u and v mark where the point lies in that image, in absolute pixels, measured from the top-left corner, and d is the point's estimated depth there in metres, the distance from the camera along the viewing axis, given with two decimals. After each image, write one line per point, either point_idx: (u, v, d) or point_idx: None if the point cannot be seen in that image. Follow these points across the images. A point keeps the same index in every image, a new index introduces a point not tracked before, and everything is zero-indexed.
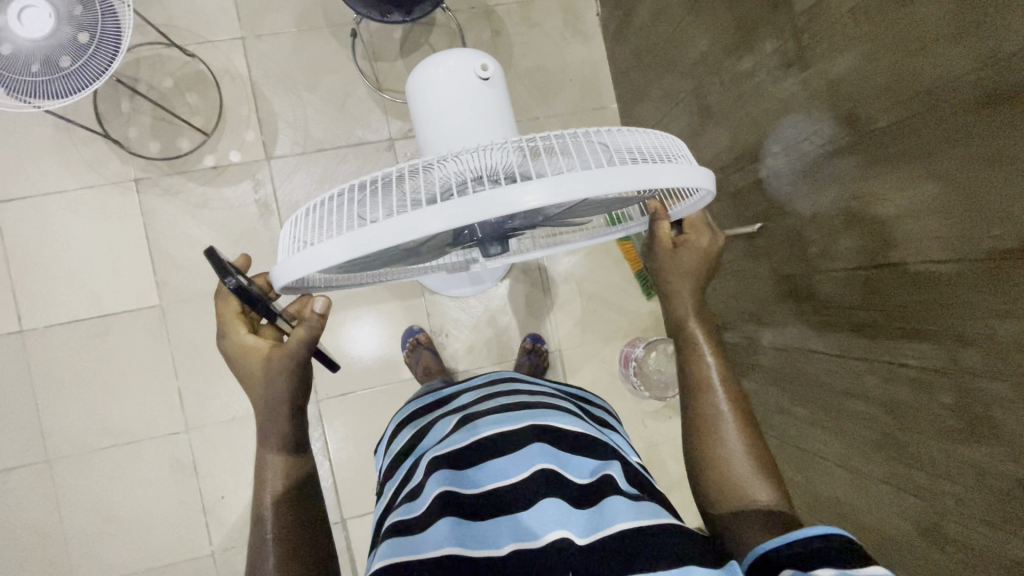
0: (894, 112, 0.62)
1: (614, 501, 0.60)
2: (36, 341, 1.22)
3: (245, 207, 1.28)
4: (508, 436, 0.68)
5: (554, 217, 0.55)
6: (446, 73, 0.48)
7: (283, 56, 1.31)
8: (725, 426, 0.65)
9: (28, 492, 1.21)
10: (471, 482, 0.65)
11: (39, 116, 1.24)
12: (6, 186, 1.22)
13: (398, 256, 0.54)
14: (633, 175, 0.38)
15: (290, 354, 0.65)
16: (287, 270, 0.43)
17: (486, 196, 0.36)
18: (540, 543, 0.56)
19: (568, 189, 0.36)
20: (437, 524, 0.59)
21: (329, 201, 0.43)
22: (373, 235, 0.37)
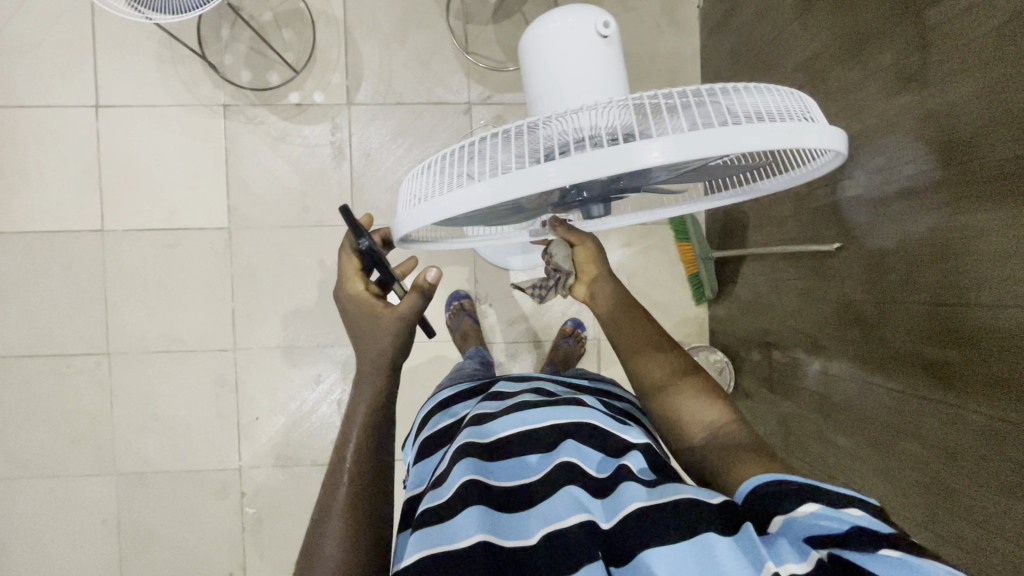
0: (1017, 145, 0.57)
1: (629, 486, 0.59)
2: (114, 242, 1.30)
3: (320, 147, 1.32)
4: (535, 430, 0.69)
5: (662, 181, 0.54)
6: (572, 23, 0.48)
7: (379, 5, 1.32)
8: (670, 380, 0.71)
9: (87, 379, 1.31)
10: (503, 471, 0.66)
11: (147, 31, 1.30)
12: (108, 92, 1.29)
13: (498, 210, 0.55)
14: (762, 135, 0.37)
15: (399, 315, 0.66)
16: (412, 219, 0.46)
17: (608, 154, 0.37)
18: (566, 524, 0.57)
19: (693, 146, 0.36)
20: (464, 513, 0.59)
21: (452, 153, 0.45)
22: (501, 186, 0.39)
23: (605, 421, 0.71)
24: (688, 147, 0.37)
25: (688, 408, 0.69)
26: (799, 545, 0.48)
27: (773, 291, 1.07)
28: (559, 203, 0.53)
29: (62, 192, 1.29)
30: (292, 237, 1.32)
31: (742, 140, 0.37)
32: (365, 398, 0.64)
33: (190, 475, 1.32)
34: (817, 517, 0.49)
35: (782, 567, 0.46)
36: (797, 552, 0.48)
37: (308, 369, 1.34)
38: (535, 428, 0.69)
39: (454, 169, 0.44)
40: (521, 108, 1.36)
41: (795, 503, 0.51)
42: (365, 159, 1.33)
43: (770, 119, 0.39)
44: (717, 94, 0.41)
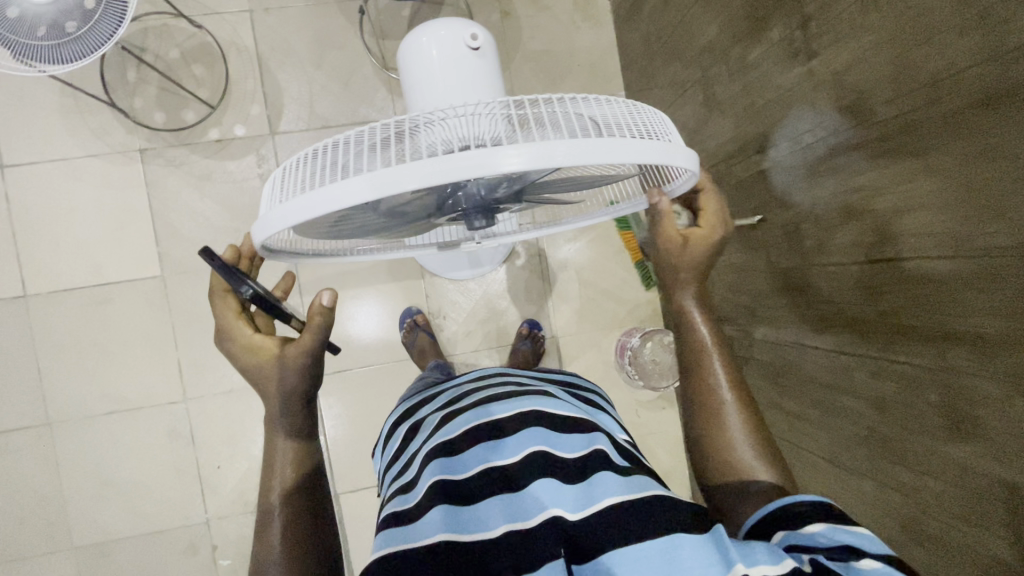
0: (895, 105, 0.61)
1: (602, 477, 0.59)
2: (40, 306, 1.24)
3: (248, 181, 1.29)
4: (491, 423, 0.68)
5: (544, 190, 0.53)
6: (439, 59, 0.48)
7: (291, 31, 1.30)
8: (725, 414, 0.62)
9: (28, 453, 1.24)
10: (461, 464, 0.64)
11: (45, 82, 1.24)
12: (12, 151, 1.23)
13: (383, 225, 0.52)
14: (619, 146, 0.38)
15: (302, 346, 0.63)
16: (266, 225, 0.42)
17: (465, 160, 0.35)
18: (531, 523, 0.55)
19: (550, 155, 0.36)
20: (430, 512, 0.58)
21: (311, 159, 0.42)
22: (355, 193, 0.37)
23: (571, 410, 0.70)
24: (542, 159, 0.36)
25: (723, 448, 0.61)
26: (777, 551, 0.47)
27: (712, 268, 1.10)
28: (437, 215, 0.51)
29: None
30: None
31: (599, 154, 0.37)
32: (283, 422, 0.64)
33: (155, 537, 1.27)
34: (813, 534, 0.48)
35: (754, 568, 0.45)
36: (773, 555, 0.46)
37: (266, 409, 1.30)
38: (491, 420, 0.69)
39: (310, 175, 0.41)
40: None
41: (796, 521, 0.50)
42: None
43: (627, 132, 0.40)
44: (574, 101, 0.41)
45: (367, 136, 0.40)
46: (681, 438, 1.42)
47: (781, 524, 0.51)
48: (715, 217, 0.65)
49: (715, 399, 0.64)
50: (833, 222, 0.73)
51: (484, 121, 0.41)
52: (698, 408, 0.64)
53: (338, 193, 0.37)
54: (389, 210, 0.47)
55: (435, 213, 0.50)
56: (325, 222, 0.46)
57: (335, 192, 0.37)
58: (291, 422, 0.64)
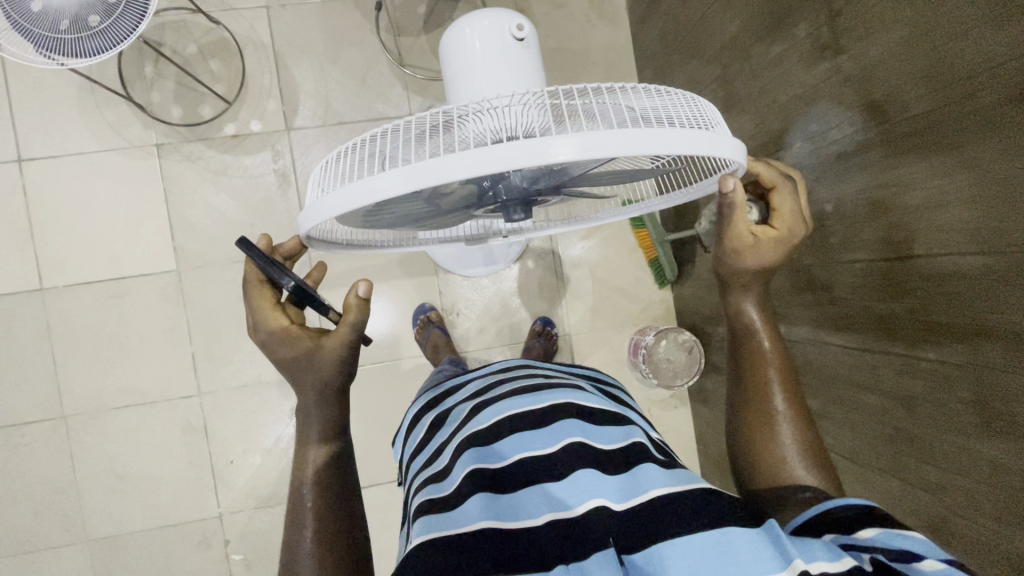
0: (928, 100, 0.60)
1: (646, 470, 0.59)
2: (56, 299, 1.24)
3: (264, 176, 1.29)
4: (523, 414, 0.68)
5: (581, 183, 0.53)
6: (482, 50, 0.48)
7: (307, 26, 1.30)
8: (773, 417, 0.62)
9: (44, 446, 1.24)
10: (496, 455, 0.64)
11: (64, 76, 1.24)
12: (30, 145, 1.23)
13: (420, 216, 0.52)
14: (670, 139, 0.38)
15: (341, 341, 0.64)
16: (313, 214, 0.42)
17: (517, 148, 0.35)
18: (576, 512, 0.56)
19: (601, 144, 0.36)
20: (468, 502, 0.58)
21: (356, 149, 0.42)
22: (408, 181, 0.36)
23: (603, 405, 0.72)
24: (593, 149, 0.36)
25: (758, 449, 0.61)
26: (834, 550, 0.45)
27: None
28: (474, 207, 0.51)
29: None
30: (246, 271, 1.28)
31: (649, 145, 0.37)
32: (316, 415, 0.65)
33: (168, 530, 1.27)
34: (865, 537, 0.46)
35: (812, 564, 0.44)
36: (830, 553, 0.45)
37: (280, 404, 1.30)
38: (521, 412, 0.69)
39: (356, 166, 0.41)
40: None
41: (849, 525, 0.48)
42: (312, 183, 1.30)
43: (675, 123, 0.40)
44: (621, 93, 0.41)
45: (413, 125, 0.40)
46: (693, 437, 1.42)
47: (832, 527, 0.49)
48: (792, 218, 0.64)
49: (765, 400, 0.63)
50: (860, 217, 0.72)
51: (525, 109, 0.40)
52: (744, 413, 0.64)
53: (390, 181, 0.37)
54: (428, 200, 0.47)
55: (473, 205, 0.50)
56: (364, 212, 0.46)
57: (385, 180, 0.37)
58: (325, 417, 0.64)
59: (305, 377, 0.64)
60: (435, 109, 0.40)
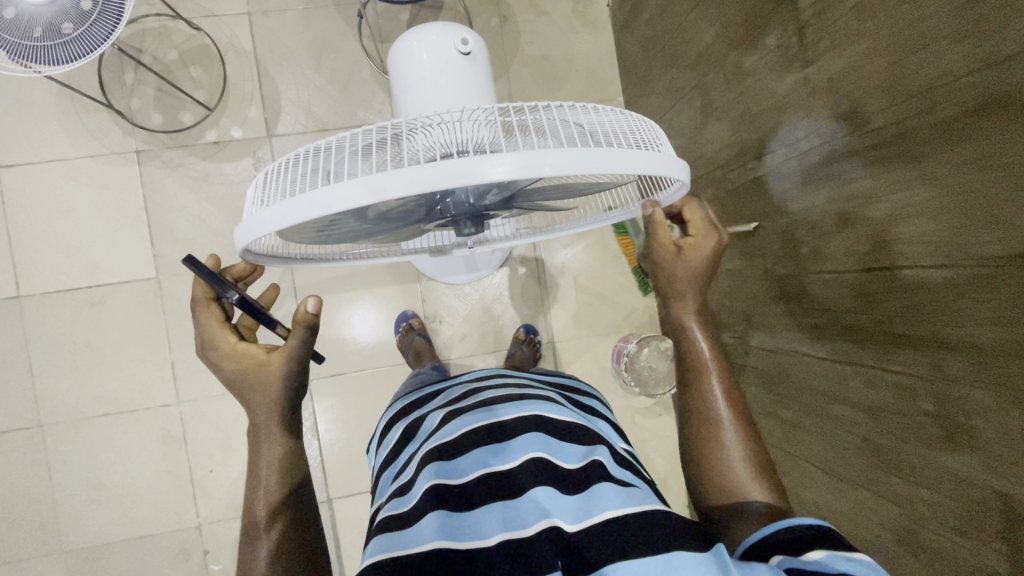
0: (890, 113, 0.60)
1: (601, 488, 0.59)
2: (34, 307, 1.23)
3: (244, 183, 1.29)
4: (487, 428, 0.68)
5: (536, 197, 0.53)
6: (430, 64, 0.48)
7: (289, 33, 1.30)
8: (723, 432, 0.62)
9: (20, 455, 1.23)
10: (455, 471, 0.64)
11: (43, 83, 1.24)
12: (9, 151, 1.23)
13: (373, 230, 0.51)
14: (610, 158, 0.38)
15: (289, 352, 0.63)
16: (251, 229, 0.41)
17: (452, 166, 0.35)
18: (528, 531, 0.55)
19: (538, 163, 0.36)
20: (424, 520, 0.58)
21: (297, 163, 0.41)
22: (344, 199, 0.36)
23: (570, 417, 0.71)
24: (532, 167, 0.36)
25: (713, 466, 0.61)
26: (776, 571, 0.46)
27: None
28: (426, 221, 0.50)
29: None
30: None
31: (589, 163, 0.37)
32: (274, 431, 0.64)
33: (146, 540, 1.26)
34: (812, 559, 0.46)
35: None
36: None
37: None
38: (485, 426, 0.69)
39: (294, 181, 0.40)
40: None
41: (798, 547, 0.48)
42: None
43: (618, 142, 0.40)
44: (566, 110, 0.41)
45: (353, 140, 0.40)
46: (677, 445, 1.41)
47: (779, 549, 0.49)
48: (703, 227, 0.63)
49: (708, 408, 0.63)
50: (829, 228, 0.72)
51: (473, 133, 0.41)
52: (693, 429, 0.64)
53: (328, 198, 0.36)
54: (376, 215, 0.47)
55: (424, 218, 0.49)
56: (310, 227, 0.45)
57: (320, 197, 0.36)
58: (280, 433, 0.64)
59: (254, 391, 0.63)
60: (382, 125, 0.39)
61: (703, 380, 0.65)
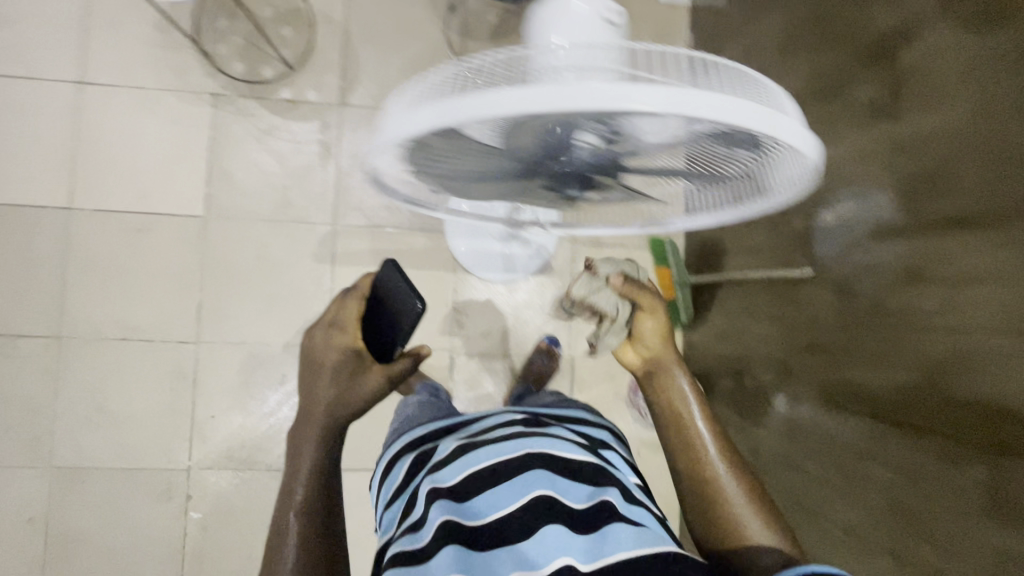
0: (978, 175, 0.63)
1: (615, 528, 0.59)
2: (80, 221, 1.25)
3: (307, 144, 1.31)
4: (498, 463, 0.67)
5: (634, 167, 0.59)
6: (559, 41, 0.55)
7: (381, 12, 1.35)
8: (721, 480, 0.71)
9: (33, 361, 1.23)
10: (471, 509, 0.64)
11: (142, 14, 1.29)
12: (95, 70, 1.27)
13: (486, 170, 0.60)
14: (734, 108, 0.45)
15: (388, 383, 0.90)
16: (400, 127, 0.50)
17: (601, 90, 0.43)
18: (544, 572, 0.55)
19: (669, 99, 0.43)
20: (438, 554, 0.60)
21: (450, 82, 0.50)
22: (496, 103, 0.44)
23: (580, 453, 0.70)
24: (677, 105, 0.44)
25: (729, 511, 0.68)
26: None
27: (743, 319, 1.11)
28: (537, 171, 0.58)
29: (31, 166, 1.25)
30: (271, 230, 1.30)
31: (710, 107, 0.44)
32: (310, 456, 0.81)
33: (133, 473, 1.24)
34: None
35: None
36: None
37: (273, 368, 1.29)
38: (501, 460, 0.68)
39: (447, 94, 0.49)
40: None
41: None
42: (353, 160, 1.33)
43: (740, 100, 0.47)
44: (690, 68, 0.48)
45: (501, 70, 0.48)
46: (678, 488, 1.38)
47: None
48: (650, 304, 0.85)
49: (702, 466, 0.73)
50: (889, 281, 0.73)
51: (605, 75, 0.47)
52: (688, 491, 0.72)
53: (481, 101, 0.44)
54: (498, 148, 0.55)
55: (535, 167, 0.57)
56: (441, 143, 0.53)
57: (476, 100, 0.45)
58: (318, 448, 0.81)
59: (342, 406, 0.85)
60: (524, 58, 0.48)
61: (692, 437, 0.75)
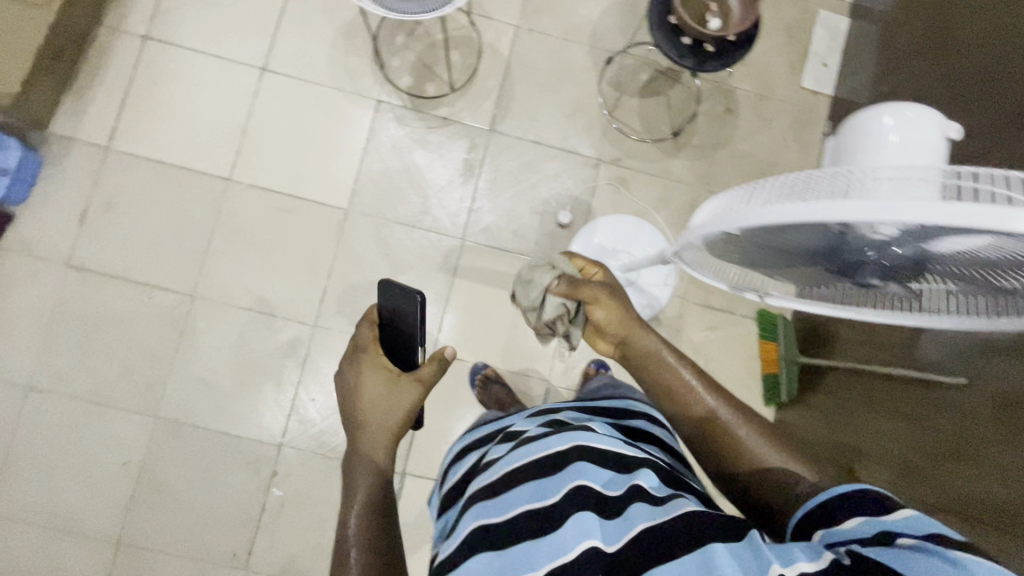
0: None
1: (636, 508, 0.58)
2: (235, 193, 1.33)
3: (454, 160, 1.39)
4: (527, 463, 0.65)
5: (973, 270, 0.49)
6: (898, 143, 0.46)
7: (543, 53, 1.43)
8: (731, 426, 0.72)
9: (164, 314, 1.29)
10: (502, 506, 0.62)
11: (331, 18, 1.39)
12: (278, 60, 1.37)
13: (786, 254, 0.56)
14: None
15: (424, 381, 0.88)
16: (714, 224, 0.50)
17: (981, 208, 0.37)
18: (570, 559, 0.55)
19: None
20: (474, 559, 0.58)
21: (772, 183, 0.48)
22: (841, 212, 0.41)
23: (609, 442, 0.67)
24: None
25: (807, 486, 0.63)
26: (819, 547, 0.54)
27: (861, 409, 1.14)
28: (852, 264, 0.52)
29: (203, 133, 1.34)
30: (404, 234, 1.36)
31: None
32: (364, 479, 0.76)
33: (230, 438, 1.28)
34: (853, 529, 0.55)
35: (792, 566, 0.50)
36: (810, 553, 0.52)
37: None
38: (531, 460, 0.65)
39: (770, 195, 0.47)
40: (645, 177, 1.43)
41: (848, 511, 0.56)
42: (491, 183, 1.39)
43: None
44: None
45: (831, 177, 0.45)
46: None
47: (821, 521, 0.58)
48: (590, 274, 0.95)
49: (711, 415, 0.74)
50: None
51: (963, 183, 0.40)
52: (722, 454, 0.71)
53: (818, 209, 0.42)
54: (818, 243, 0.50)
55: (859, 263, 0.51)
56: (747, 239, 0.52)
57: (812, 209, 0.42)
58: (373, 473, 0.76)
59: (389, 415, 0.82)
60: (841, 173, 0.45)
61: (689, 389, 0.77)
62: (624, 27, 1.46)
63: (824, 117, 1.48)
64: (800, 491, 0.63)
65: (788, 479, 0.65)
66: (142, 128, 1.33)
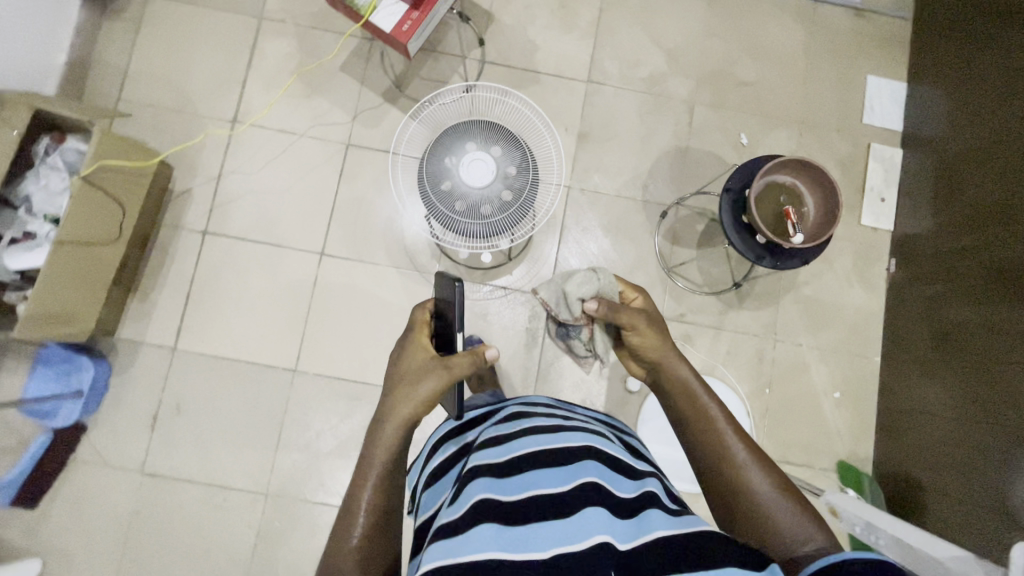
0: None
1: (651, 514, 0.62)
2: (302, 383, 1.33)
3: (516, 329, 1.38)
4: (545, 453, 0.69)
5: None
6: None
7: (598, 212, 1.44)
8: (747, 472, 0.70)
9: (238, 515, 1.28)
10: (514, 488, 0.64)
11: (385, 196, 1.40)
12: (336, 244, 1.38)
13: None
14: None
15: (449, 368, 0.79)
16: None
17: None
18: (585, 544, 0.56)
19: None
20: (481, 527, 0.59)
21: None
22: None
23: (621, 454, 0.73)
24: None
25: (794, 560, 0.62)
26: None
27: None
28: None
29: (266, 325, 1.35)
30: None
31: None
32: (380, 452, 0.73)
33: None
34: None
35: None
36: None
37: None
38: (544, 450, 0.70)
39: None
40: (709, 330, 1.41)
41: None
42: (555, 350, 1.38)
43: None
44: None
45: None
46: None
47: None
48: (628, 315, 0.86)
49: (729, 462, 0.72)
50: None
51: None
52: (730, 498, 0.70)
53: None
54: None
55: None
56: None
57: None
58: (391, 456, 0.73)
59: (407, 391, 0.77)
60: None
61: (711, 433, 0.75)
62: (675, 178, 1.45)
63: (887, 252, 1.46)
64: (800, 552, 0.63)
65: (787, 537, 0.65)
66: (208, 325, 1.34)
